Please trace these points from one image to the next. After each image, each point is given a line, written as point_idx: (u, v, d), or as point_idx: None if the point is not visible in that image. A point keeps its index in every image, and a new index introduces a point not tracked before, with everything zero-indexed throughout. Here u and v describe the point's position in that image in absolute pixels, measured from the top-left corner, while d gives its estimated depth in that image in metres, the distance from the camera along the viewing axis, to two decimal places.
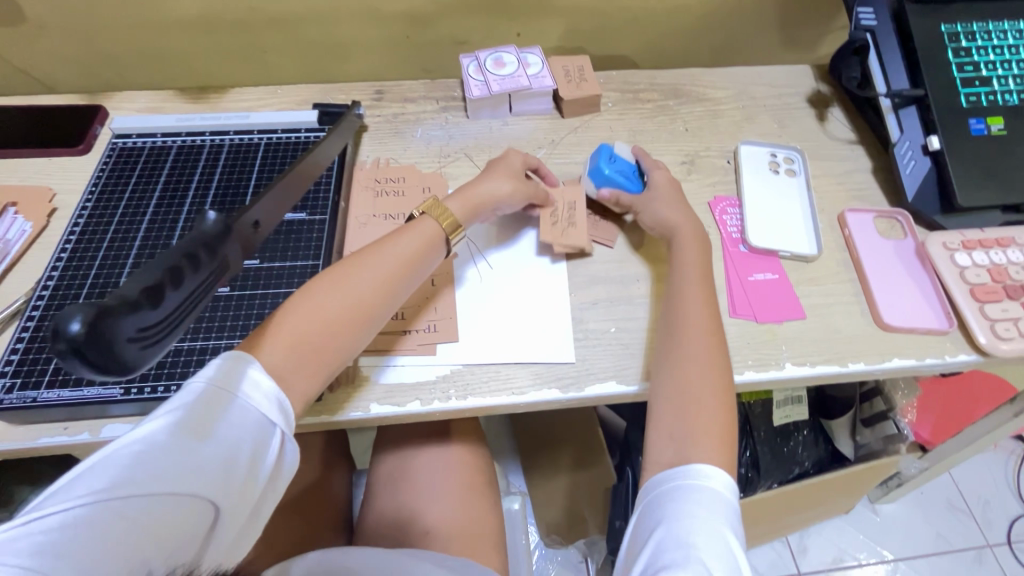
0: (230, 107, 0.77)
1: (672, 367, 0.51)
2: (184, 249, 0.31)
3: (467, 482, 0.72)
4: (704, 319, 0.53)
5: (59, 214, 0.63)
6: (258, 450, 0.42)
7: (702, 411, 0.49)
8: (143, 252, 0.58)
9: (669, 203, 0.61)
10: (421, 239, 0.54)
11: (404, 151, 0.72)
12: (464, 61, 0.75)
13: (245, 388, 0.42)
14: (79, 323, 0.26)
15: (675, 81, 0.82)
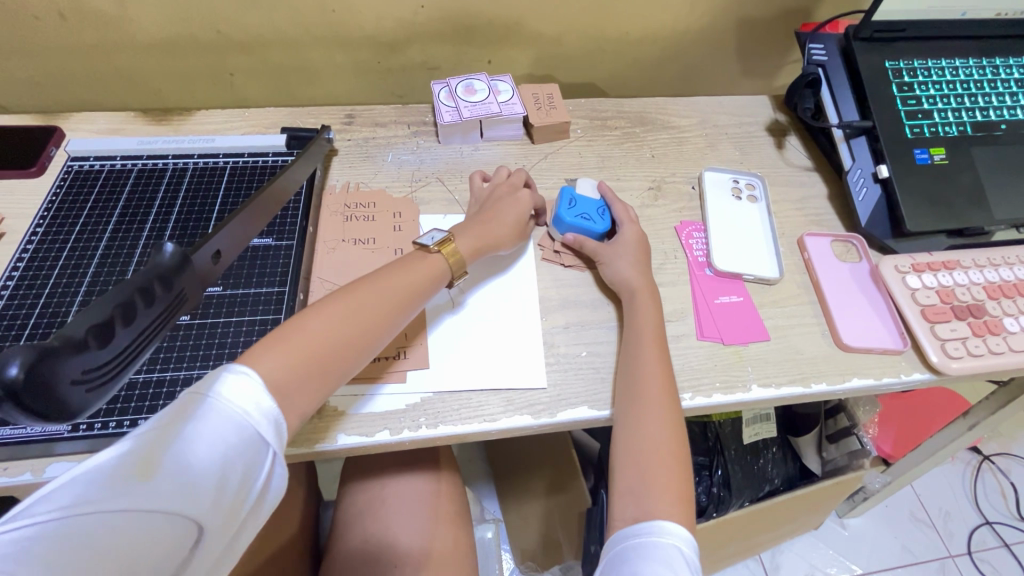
0: (195, 130, 0.75)
1: (626, 395, 0.54)
2: (137, 284, 0.30)
3: (439, 512, 0.70)
4: (654, 353, 0.55)
5: (7, 239, 0.59)
6: (246, 472, 0.38)
7: (658, 445, 0.51)
8: (99, 279, 0.56)
9: (631, 262, 0.61)
10: (427, 276, 0.54)
11: (374, 175, 0.71)
12: (435, 86, 0.76)
13: (238, 398, 0.38)
14: (19, 367, 0.25)
15: (641, 109, 0.84)
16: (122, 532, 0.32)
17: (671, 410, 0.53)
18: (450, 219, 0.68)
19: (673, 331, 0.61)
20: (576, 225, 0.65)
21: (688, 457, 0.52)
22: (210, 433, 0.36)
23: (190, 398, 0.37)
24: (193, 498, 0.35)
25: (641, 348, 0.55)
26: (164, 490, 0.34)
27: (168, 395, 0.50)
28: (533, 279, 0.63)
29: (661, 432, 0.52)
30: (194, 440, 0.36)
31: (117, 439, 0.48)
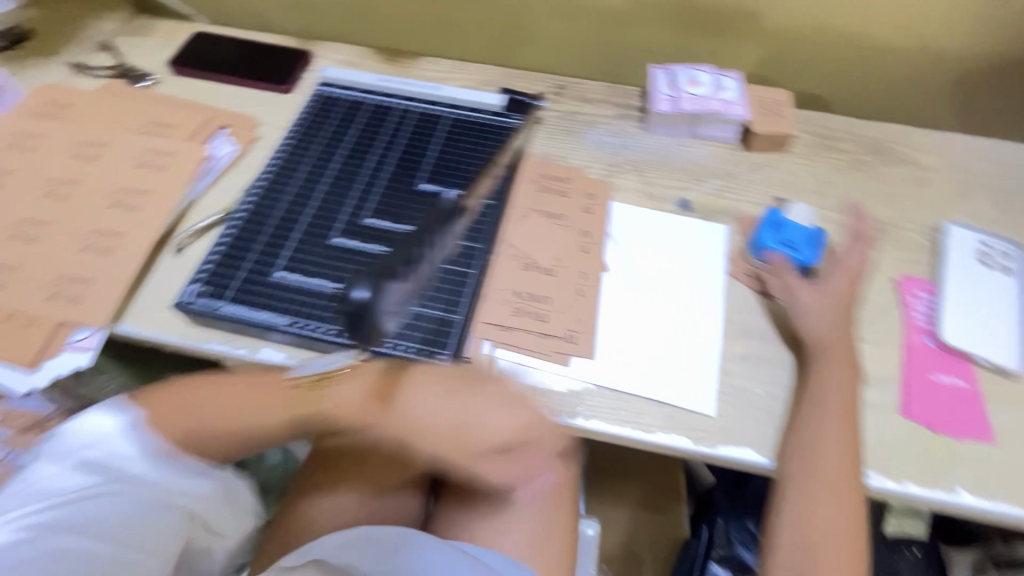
0: (417, 75, 0.80)
1: (805, 461, 0.49)
2: (427, 234, 0.44)
3: (552, 495, 0.69)
4: (844, 424, 0.50)
5: (258, 143, 0.68)
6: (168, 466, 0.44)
7: (832, 523, 0.48)
8: (327, 197, 0.62)
9: (829, 317, 0.54)
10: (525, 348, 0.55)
11: (573, 151, 0.70)
12: (656, 70, 0.72)
13: (116, 436, 0.44)
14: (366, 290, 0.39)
15: (879, 135, 0.73)
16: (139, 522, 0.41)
17: (852, 491, 0.48)
18: (642, 212, 0.65)
19: (872, 398, 0.53)
20: (776, 253, 0.60)
21: (862, 544, 0.48)
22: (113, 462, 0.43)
23: (89, 438, 0.43)
24: (161, 500, 0.42)
25: (832, 413, 0.50)
26: (64, 477, 0.41)
27: None
28: (720, 297, 0.59)
29: (835, 510, 0.48)
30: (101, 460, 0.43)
31: (321, 343, 0.54)
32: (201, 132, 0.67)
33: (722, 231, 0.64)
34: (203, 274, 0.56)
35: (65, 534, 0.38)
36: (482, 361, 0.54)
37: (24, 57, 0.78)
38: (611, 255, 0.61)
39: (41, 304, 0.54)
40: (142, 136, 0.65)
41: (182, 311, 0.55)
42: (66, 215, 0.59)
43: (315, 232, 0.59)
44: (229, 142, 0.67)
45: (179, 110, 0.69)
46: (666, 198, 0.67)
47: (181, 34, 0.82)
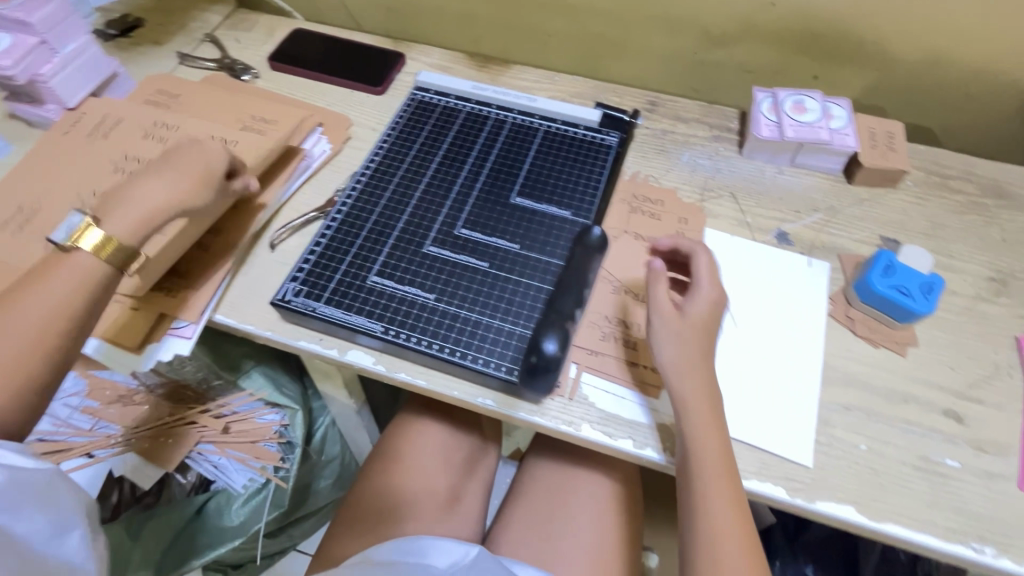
0: (507, 83, 0.79)
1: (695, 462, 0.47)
2: (580, 275, 0.54)
3: (616, 524, 0.66)
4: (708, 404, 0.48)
5: (351, 143, 0.70)
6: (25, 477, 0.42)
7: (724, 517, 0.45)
8: (420, 204, 0.62)
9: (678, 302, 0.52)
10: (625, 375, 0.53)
11: (666, 171, 0.68)
12: (759, 93, 0.68)
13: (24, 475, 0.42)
14: (552, 340, 0.51)
15: (1000, 177, 0.68)
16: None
17: (730, 478, 0.46)
18: (737, 241, 0.62)
19: (985, 465, 0.50)
20: (887, 299, 0.55)
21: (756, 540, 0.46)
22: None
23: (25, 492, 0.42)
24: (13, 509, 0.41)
25: (699, 392, 0.48)
26: None
27: (457, 331, 0.54)
28: (820, 340, 0.56)
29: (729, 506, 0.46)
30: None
31: (413, 353, 0.53)
32: (298, 130, 0.68)
33: (825, 268, 0.60)
34: (300, 273, 0.57)
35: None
36: (567, 385, 0.53)
37: (135, 44, 0.82)
38: None
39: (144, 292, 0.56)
40: (242, 131, 0.67)
41: (277, 307, 0.55)
42: None
43: (409, 240, 0.59)
44: (323, 140, 0.68)
45: (278, 107, 0.71)
46: (763, 228, 0.64)
47: (280, 29, 0.84)
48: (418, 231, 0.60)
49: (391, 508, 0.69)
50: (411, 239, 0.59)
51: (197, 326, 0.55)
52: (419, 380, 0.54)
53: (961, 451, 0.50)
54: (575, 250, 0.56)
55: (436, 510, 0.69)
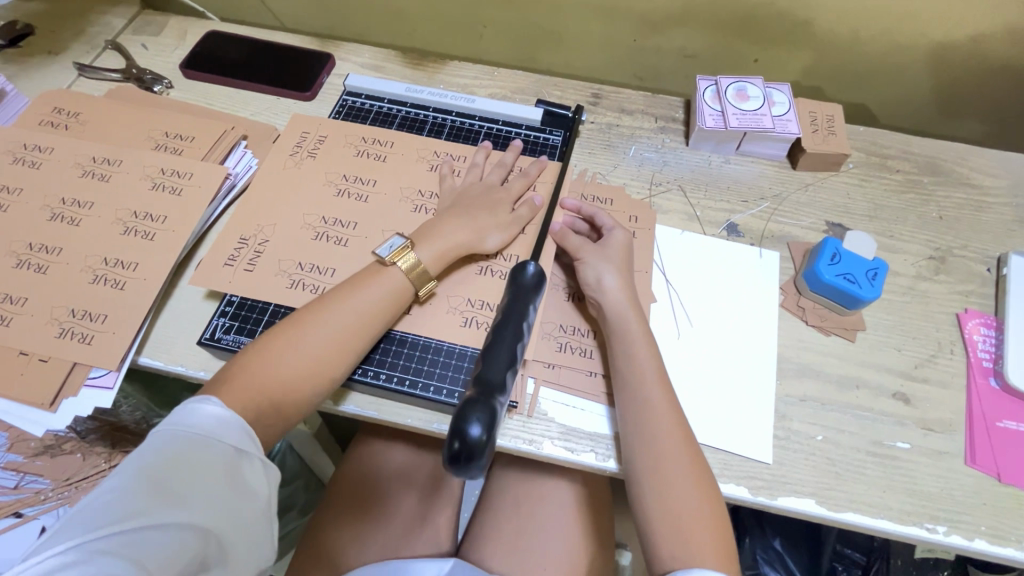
0: (445, 80, 0.75)
1: (663, 474, 0.46)
2: (517, 325, 0.44)
3: (588, 528, 0.65)
4: (662, 397, 0.49)
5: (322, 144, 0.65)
6: (189, 489, 0.40)
7: (692, 509, 0.45)
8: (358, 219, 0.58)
9: (611, 269, 0.54)
10: (581, 385, 0.52)
11: (613, 168, 0.66)
12: (701, 82, 0.68)
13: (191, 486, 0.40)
14: (477, 426, 0.36)
15: (935, 154, 0.69)
16: (170, 482, 0.40)
17: (697, 468, 0.47)
18: (687, 237, 0.62)
19: (934, 444, 0.51)
20: (835, 287, 0.55)
21: (726, 531, 0.46)
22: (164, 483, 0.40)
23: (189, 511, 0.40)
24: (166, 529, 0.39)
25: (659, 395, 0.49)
26: (143, 466, 0.40)
27: (407, 356, 0.53)
28: (774, 332, 0.56)
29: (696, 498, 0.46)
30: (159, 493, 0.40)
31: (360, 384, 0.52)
32: (218, 147, 0.63)
33: (775, 258, 0.60)
34: (231, 307, 0.54)
35: (124, 561, 0.36)
36: (525, 402, 0.51)
37: (26, 55, 0.73)
38: (657, 284, 0.58)
39: (50, 343, 0.50)
40: (155, 152, 0.61)
41: (205, 346, 0.52)
42: (76, 241, 0.55)
43: (348, 261, 0.56)
44: (249, 155, 0.63)
45: (194, 121, 0.65)
46: (712, 220, 0.63)
47: (193, 31, 0.77)
48: (356, 249, 0.56)
49: (355, 537, 0.66)
50: (350, 259, 0.56)
51: (118, 375, 0.51)
52: (369, 411, 0.52)
53: (911, 433, 0.51)
54: (508, 297, 0.45)
55: (404, 533, 0.67)
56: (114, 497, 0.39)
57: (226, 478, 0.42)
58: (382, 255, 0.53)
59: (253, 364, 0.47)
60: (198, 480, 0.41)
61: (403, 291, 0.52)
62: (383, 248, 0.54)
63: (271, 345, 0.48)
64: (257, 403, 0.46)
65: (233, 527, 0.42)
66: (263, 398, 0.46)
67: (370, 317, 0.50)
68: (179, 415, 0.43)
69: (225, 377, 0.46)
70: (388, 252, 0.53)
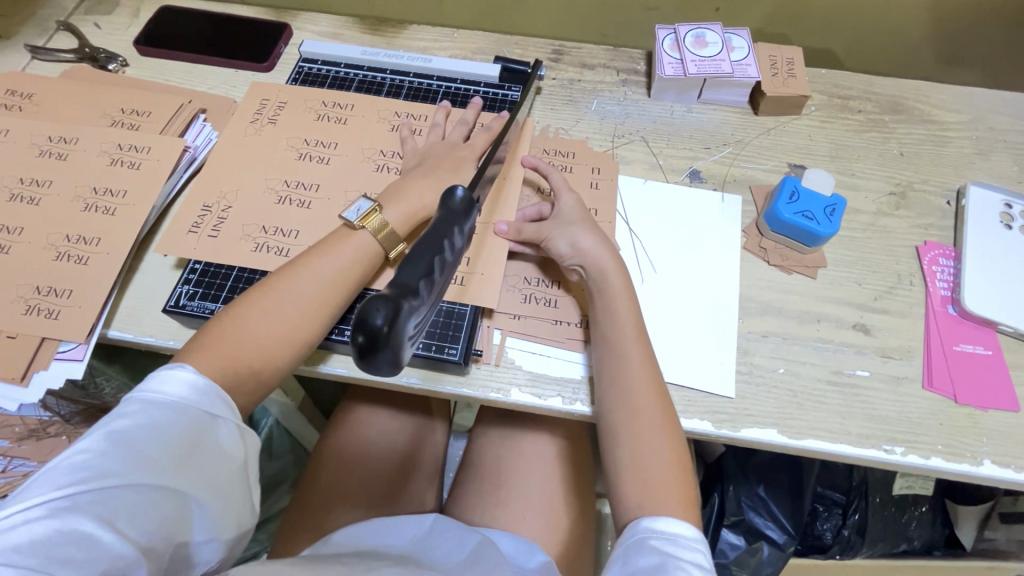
0: (404, 45, 0.74)
1: (629, 412, 0.47)
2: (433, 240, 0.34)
3: (568, 477, 0.67)
4: (639, 349, 0.49)
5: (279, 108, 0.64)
6: (159, 450, 0.40)
7: (658, 449, 0.46)
8: (318, 183, 0.58)
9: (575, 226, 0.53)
10: (549, 332, 0.53)
11: (575, 123, 0.66)
12: (660, 31, 0.67)
13: (161, 448, 0.40)
14: (382, 315, 0.28)
15: (896, 92, 0.70)
16: (140, 445, 0.40)
17: (667, 415, 0.48)
18: (650, 186, 0.62)
19: (893, 370, 0.52)
20: (794, 225, 0.56)
21: (688, 471, 0.47)
22: (133, 445, 0.40)
23: (160, 472, 0.40)
24: (137, 488, 0.39)
25: (626, 337, 0.49)
26: (110, 430, 0.40)
27: None
28: (736, 273, 0.57)
29: (662, 442, 0.47)
30: (128, 455, 0.39)
31: (330, 343, 0.52)
32: (175, 121, 0.62)
33: (737, 202, 0.61)
34: (195, 275, 0.54)
35: (94, 520, 0.37)
36: (491, 351, 0.52)
37: None
38: (621, 233, 0.59)
39: (17, 320, 0.51)
40: (111, 128, 0.61)
41: (171, 314, 0.53)
42: (37, 220, 0.55)
43: (309, 223, 0.56)
44: (208, 128, 0.63)
45: (150, 96, 0.64)
46: (674, 168, 0.63)
47: (145, 8, 0.75)
48: (317, 212, 0.56)
49: (340, 497, 0.67)
50: (312, 223, 0.56)
51: (87, 347, 0.51)
52: (339, 368, 0.52)
53: (871, 361, 0.53)
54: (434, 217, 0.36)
55: (389, 492, 0.68)
56: (87, 459, 0.39)
57: (198, 442, 0.42)
58: (349, 219, 0.53)
59: (224, 333, 0.47)
60: (169, 442, 0.41)
61: (373, 253, 0.52)
62: (349, 212, 0.53)
63: (245, 310, 0.48)
64: (235, 370, 0.46)
65: (206, 488, 0.42)
66: (240, 367, 0.46)
67: (344, 277, 0.50)
68: (150, 382, 0.43)
69: (198, 345, 0.46)
70: (355, 217, 0.53)
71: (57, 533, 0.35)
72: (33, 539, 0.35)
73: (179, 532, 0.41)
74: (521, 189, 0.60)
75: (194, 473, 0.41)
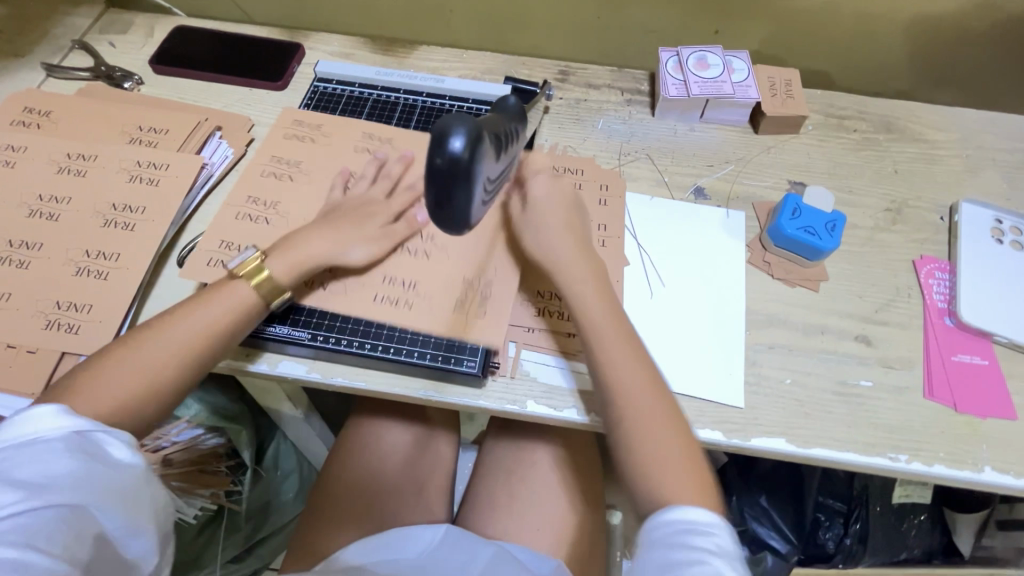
0: (415, 65, 0.76)
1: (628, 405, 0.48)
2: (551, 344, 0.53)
3: (579, 488, 0.67)
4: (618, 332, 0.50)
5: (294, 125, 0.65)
6: (71, 484, 0.38)
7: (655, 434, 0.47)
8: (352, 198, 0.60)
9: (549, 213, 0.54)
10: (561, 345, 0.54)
11: (582, 141, 0.68)
12: (663, 53, 0.70)
13: (75, 478, 0.39)
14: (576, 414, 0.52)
15: (889, 112, 0.73)
16: (51, 483, 0.38)
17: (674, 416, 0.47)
18: (656, 203, 0.64)
19: (895, 380, 0.54)
20: (796, 240, 0.58)
21: (696, 456, 0.47)
22: (39, 480, 0.38)
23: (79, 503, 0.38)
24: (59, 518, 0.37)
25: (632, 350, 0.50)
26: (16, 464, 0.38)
27: (388, 327, 0.54)
28: (741, 287, 0.58)
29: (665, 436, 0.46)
30: (38, 489, 0.37)
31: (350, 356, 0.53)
32: (192, 139, 0.64)
33: (741, 217, 0.63)
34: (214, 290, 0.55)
35: (10, 546, 0.35)
36: (507, 363, 0.54)
37: None
38: (630, 248, 0.61)
39: (37, 334, 0.51)
40: (129, 146, 0.62)
41: None
42: (55, 236, 0.56)
43: None
44: (224, 145, 0.64)
45: (166, 114, 0.65)
46: (680, 185, 0.65)
47: (160, 28, 0.77)
48: None
49: (351, 508, 0.67)
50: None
51: None
52: (338, 378, 0.53)
53: (873, 370, 0.54)
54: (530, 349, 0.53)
55: (401, 503, 0.69)
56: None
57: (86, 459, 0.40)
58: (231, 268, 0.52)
59: (125, 359, 0.46)
60: (75, 472, 0.39)
61: None
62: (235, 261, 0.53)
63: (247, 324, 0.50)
64: None
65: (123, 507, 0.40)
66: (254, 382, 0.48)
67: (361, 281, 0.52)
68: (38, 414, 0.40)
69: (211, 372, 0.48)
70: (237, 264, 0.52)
71: None
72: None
73: (101, 544, 0.40)
74: None
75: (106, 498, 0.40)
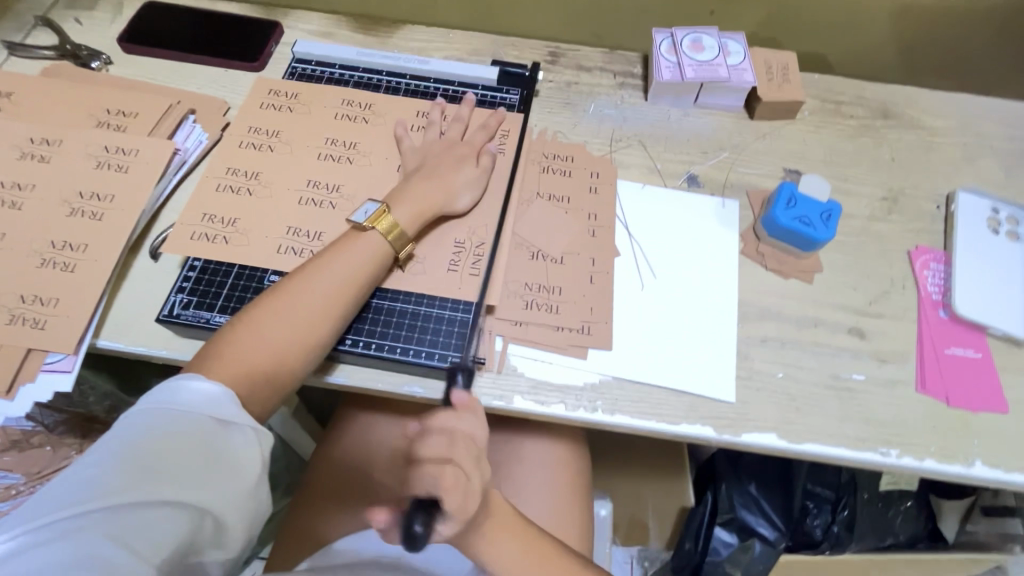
0: (399, 45, 0.73)
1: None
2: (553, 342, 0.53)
3: (570, 484, 0.67)
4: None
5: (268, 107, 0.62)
6: (184, 470, 0.39)
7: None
8: (338, 184, 0.58)
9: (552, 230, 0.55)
10: (552, 341, 0.53)
11: (574, 126, 0.66)
12: (658, 35, 0.67)
13: (191, 467, 0.39)
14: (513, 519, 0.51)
15: (887, 98, 0.71)
16: (166, 466, 0.39)
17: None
18: (648, 191, 0.62)
19: (887, 374, 0.53)
20: (790, 230, 0.57)
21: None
22: (159, 461, 0.39)
23: (180, 495, 0.38)
24: (165, 506, 0.38)
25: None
26: (149, 440, 0.39)
27: (371, 323, 0.52)
28: (733, 278, 0.57)
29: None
30: (151, 471, 0.38)
31: (335, 353, 0.51)
32: (164, 123, 0.60)
33: (736, 207, 0.61)
34: (188, 282, 0.53)
35: (104, 538, 0.35)
36: (494, 359, 0.52)
37: None
38: (621, 239, 0.59)
39: (2, 330, 0.49)
40: (97, 129, 0.59)
41: (166, 323, 0.51)
42: (19, 226, 0.53)
43: (307, 230, 0.55)
44: (198, 130, 0.61)
45: (136, 96, 0.62)
46: (672, 173, 0.64)
47: (129, 4, 0.73)
48: (314, 218, 0.56)
49: (336, 506, 0.66)
50: (330, 223, 0.56)
51: (76, 358, 0.50)
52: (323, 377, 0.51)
53: (866, 364, 0.54)
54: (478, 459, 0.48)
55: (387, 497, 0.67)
56: (95, 477, 0.37)
57: (196, 452, 0.40)
58: (359, 221, 0.52)
59: (281, 314, 0.47)
60: (188, 459, 0.39)
61: (382, 255, 0.52)
62: (358, 215, 0.53)
63: (271, 309, 0.47)
64: (242, 381, 0.45)
65: (215, 507, 0.40)
66: (248, 375, 0.45)
67: (362, 272, 0.50)
68: (179, 393, 0.41)
69: (208, 357, 0.45)
70: (365, 218, 0.53)
71: (71, 554, 0.34)
72: (44, 560, 0.34)
73: (192, 549, 0.39)
74: (521, 189, 0.60)
75: (204, 495, 0.39)
